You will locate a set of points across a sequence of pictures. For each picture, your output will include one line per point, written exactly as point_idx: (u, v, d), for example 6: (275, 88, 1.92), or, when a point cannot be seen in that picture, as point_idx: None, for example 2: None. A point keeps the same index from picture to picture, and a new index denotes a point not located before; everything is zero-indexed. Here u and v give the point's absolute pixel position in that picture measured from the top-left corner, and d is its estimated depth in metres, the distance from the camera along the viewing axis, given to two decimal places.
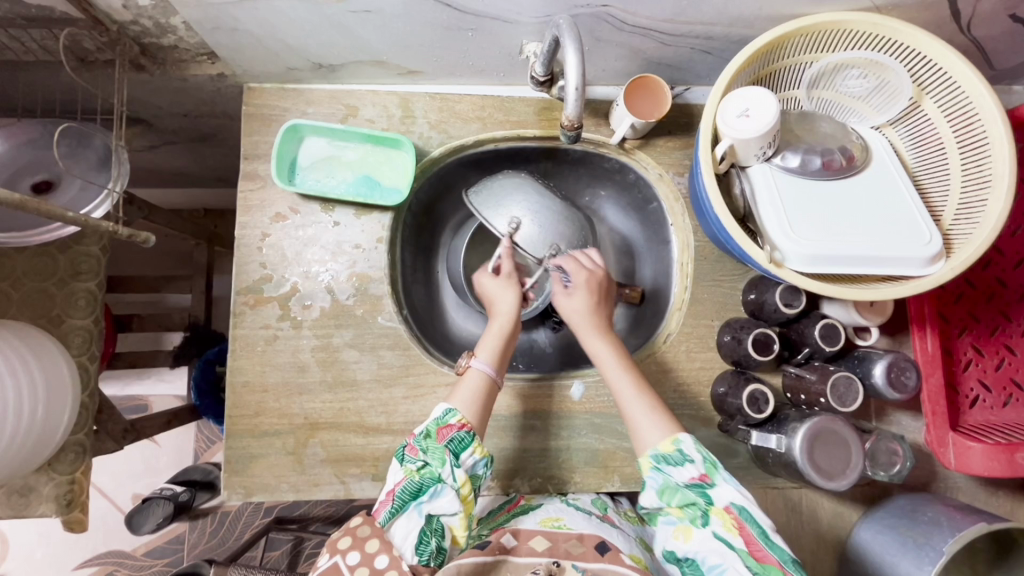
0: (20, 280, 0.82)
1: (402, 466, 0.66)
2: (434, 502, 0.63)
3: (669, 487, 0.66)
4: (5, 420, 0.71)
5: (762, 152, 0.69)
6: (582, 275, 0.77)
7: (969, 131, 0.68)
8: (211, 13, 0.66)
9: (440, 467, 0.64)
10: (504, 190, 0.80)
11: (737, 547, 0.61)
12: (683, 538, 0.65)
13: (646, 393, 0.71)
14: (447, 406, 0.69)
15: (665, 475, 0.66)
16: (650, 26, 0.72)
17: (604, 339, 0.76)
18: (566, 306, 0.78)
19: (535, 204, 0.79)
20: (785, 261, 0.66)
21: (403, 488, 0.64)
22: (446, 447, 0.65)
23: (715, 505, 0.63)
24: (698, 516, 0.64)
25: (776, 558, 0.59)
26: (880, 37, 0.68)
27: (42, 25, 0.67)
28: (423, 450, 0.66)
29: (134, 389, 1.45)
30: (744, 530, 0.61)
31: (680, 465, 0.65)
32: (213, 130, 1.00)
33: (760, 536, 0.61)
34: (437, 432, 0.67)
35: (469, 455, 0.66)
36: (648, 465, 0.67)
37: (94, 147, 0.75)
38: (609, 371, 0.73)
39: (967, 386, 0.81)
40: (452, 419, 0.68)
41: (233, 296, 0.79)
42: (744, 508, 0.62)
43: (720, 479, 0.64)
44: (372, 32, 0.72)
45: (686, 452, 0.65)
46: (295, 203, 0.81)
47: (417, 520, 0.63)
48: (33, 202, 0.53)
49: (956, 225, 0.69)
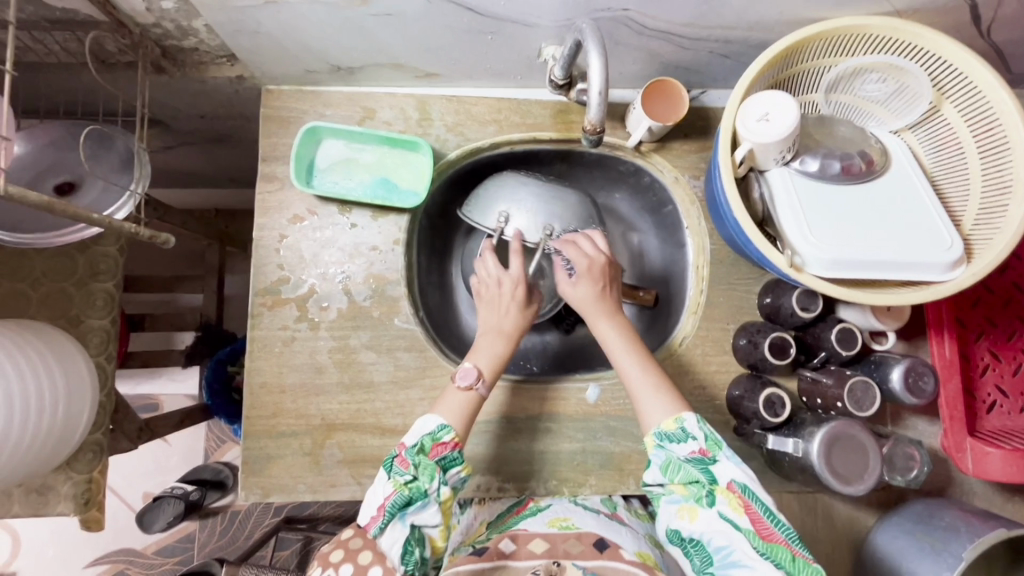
0: (39, 280, 0.83)
1: (389, 479, 0.65)
2: (419, 514, 0.64)
3: (672, 464, 0.66)
4: (27, 420, 0.71)
5: (781, 156, 0.69)
6: (583, 262, 0.77)
7: (989, 136, 0.68)
8: (234, 16, 0.66)
9: (428, 483, 0.65)
10: (489, 191, 0.85)
11: (743, 527, 0.61)
12: (687, 517, 0.64)
13: (653, 375, 0.71)
14: (441, 422, 0.68)
15: (668, 452, 0.66)
16: (670, 30, 0.72)
17: (614, 325, 0.75)
18: (573, 295, 0.77)
19: (524, 195, 0.83)
20: (805, 265, 0.66)
21: (392, 502, 0.63)
22: (437, 464, 0.66)
23: (719, 485, 0.63)
24: (703, 495, 0.64)
25: (781, 536, 0.60)
26: (901, 41, 0.68)
27: (66, 28, 0.68)
28: (414, 464, 0.65)
29: (145, 388, 1.46)
30: (749, 508, 0.61)
31: (682, 441, 0.66)
32: (229, 131, 1.01)
33: (765, 514, 0.61)
34: (427, 448, 0.67)
35: (456, 472, 0.67)
36: (653, 443, 0.67)
37: (115, 149, 0.76)
38: (620, 357, 0.73)
39: (984, 391, 0.81)
40: (446, 436, 0.67)
41: (251, 297, 0.79)
42: (747, 486, 0.62)
43: (722, 457, 0.64)
44: (392, 35, 0.72)
45: (689, 429, 0.66)
46: (313, 204, 0.81)
47: (401, 530, 0.63)
48: (60, 205, 0.53)
49: (977, 230, 0.68)
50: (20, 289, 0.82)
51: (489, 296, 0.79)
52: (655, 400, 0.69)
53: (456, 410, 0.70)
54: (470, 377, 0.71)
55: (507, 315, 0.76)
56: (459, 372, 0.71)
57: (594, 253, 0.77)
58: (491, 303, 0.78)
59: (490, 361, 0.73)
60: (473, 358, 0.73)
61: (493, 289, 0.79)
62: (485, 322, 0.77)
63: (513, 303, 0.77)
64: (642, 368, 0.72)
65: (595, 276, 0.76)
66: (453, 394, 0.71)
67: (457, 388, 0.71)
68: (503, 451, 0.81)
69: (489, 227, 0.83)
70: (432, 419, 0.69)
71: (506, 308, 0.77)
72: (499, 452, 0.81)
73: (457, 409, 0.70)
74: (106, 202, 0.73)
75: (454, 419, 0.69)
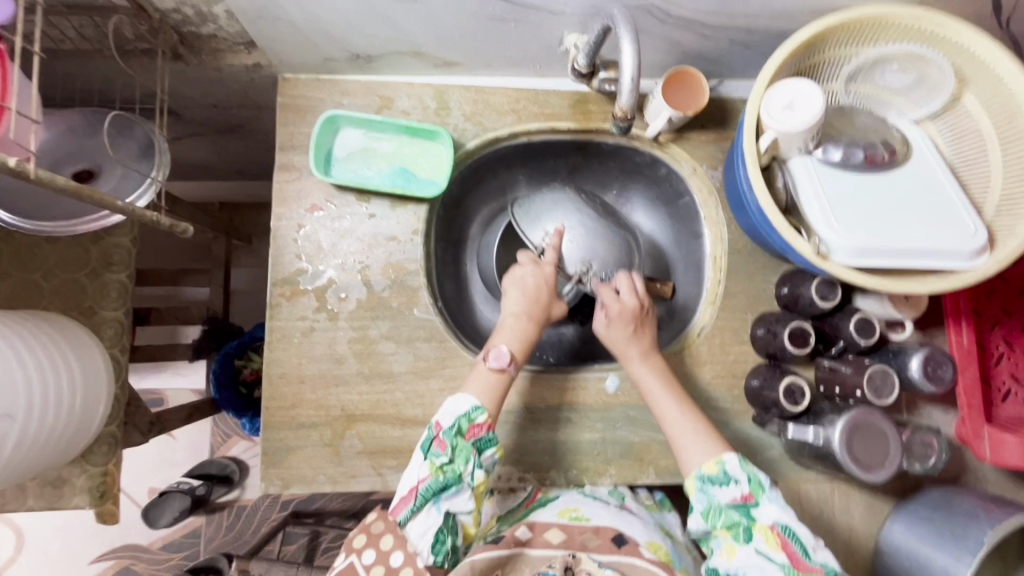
0: (52, 271, 0.82)
1: (426, 461, 0.65)
2: (453, 500, 0.65)
3: (713, 509, 0.67)
4: (48, 411, 0.71)
5: (805, 145, 0.70)
6: (617, 308, 0.79)
7: (1011, 125, 0.68)
8: (256, 2, 0.66)
9: (463, 466, 0.65)
10: (545, 207, 0.94)
11: (779, 561, 0.62)
12: (726, 555, 0.65)
13: (693, 414, 0.73)
14: (475, 402, 0.68)
15: (709, 496, 0.67)
16: (693, 18, 0.72)
17: (649, 363, 0.76)
18: (606, 335, 0.79)
19: (575, 223, 0.92)
20: (831, 253, 0.67)
21: (427, 487, 0.64)
22: (472, 446, 0.66)
23: (759, 523, 0.65)
24: (741, 532, 0.65)
25: (819, 570, 0.61)
26: (924, 30, 0.68)
27: (83, 13, 0.67)
28: (451, 446, 0.66)
29: (150, 382, 1.44)
30: (788, 546, 0.63)
31: (724, 485, 0.67)
32: (240, 122, 1.00)
33: (804, 552, 0.62)
34: (465, 429, 0.67)
35: (490, 454, 0.67)
36: (695, 487, 0.68)
37: (135, 137, 0.76)
38: (657, 396, 0.75)
39: (999, 380, 0.82)
40: (481, 417, 0.67)
41: (269, 288, 0.78)
42: (788, 526, 0.63)
43: (765, 500, 0.65)
44: (415, 22, 0.71)
45: (731, 472, 0.67)
46: (331, 194, 0.80)
47: (436, 518, 0.64)
48: (87, 191, 0.52)
49: (999, 217, 0.69)
50: (33, 280, 0.81)
51: (524, 284, 0.80)
52: (692, 438, 0.71)
53: (489, 388, 0.70)
54: (502, 359, 0.72)
55: (540, 303, 0.79)
56: (493, 352, 0.71)
57: (629, 296, 0.80)
58: (525, 292, 0.79)
59: (519, 345, 0.75)
60: (502, 341, 0.74)
61: (530, 280, 0.80)
62: (516, 302, 0.78)
63: (548, 292, 0.80)
64: (681, 407, 0.73)
65: (625, 320, 0.78)
66: (485, 372, 0.71)
67: (488, 368, 0.71)
68: (523, 440, 0.81)
69: (536, 245, 0.92)
70: (467, 399, 0.68)
71: (542, 296, 0.79)
72: (520, 441, 0.81)
73: (488, 387, 0.70)
74: (127, 189, 0.73)
75: (486, 399, 0.69)
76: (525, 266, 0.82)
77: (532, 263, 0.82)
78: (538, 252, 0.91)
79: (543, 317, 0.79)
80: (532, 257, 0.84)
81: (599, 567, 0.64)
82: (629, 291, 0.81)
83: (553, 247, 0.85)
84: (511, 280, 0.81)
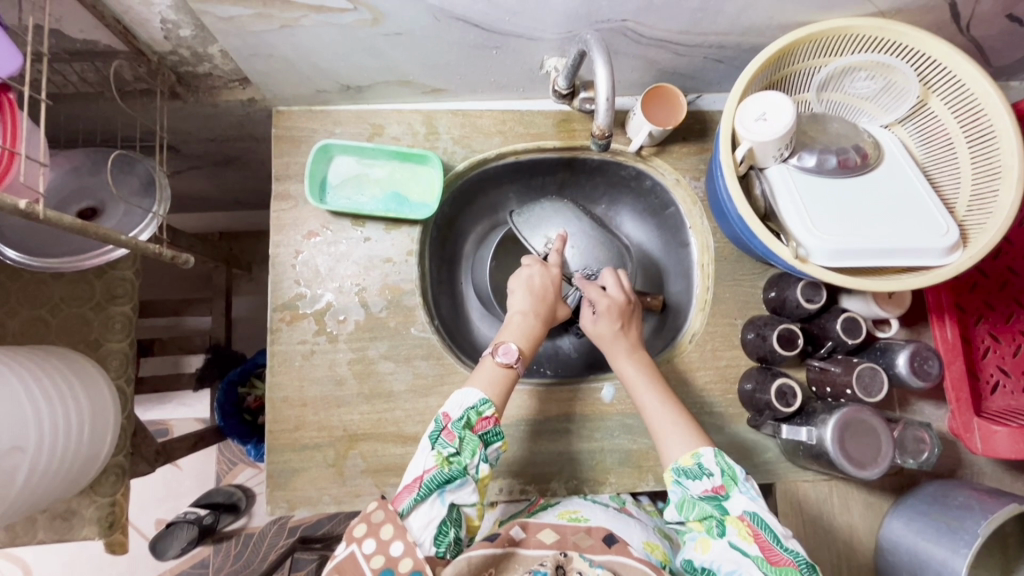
0: (58, 306, 0.84)
1: (433, 451, 0.66)
2: (458, 492, 0.65)
3: (687, 501, 0.66)
4: (55, 442, 0.72)
5: (780, 153, 0.72)
6: (605, 302, 0.83)
7: (976, 125, 0.71)
8: (249, 41, 0.69)
9: (470, 458, 0.66)
10: (547, 215, 0.98)
11: (753, 554, 0.61)
12: (700, 549, 0.64)
13: (674, 408, 0.74)
14: (483, 396, 0.69)
15: (684, 489, 0.67)
16: (667, 38, 0.76)
17: (632, 359, 0.79)
18: (593, 331, 0.82)
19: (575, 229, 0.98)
20: (810, 256, 0.69)
21: (432, 477, 0.64)
22: (479, 439, 0.67)
23: (731, 515, 0.64)
24: (715, 526, 0.64)
25: (791, 561, 0.59)
26: (888, 40, 0.71)
27: (85, 58, 0.71)
28: (459, 437, 0.67)
29: (155, 413, 1.46)
30: (759, 537, 0.61)
31: (698, 478, 0.67)
32: (238, 154, 1.03)
33: (775, 541, 0.61)
34: (473, 422, 0.68)
35: (496, 448, 0.69)
36: (671, 479, 0.68)
37: (136, 173, 0.79)
38: (643, 391, 0.76)
39: (987, 372, 0.83)
40: (489, 411, 0.69)
41: (270, 313, 0.81)
42: (757, 515, 0.63)
43: (737, 491, 0.65)
44: (401, 53, 0.75)
45: (704, 465, 0.67)
46: (327, 220, 0.83)
47: (440, 509, 0.64)
48: (93, 228, 0.55)
49: (970, 215, 0.72)
50: (39, 315, 0.83)
51: (530, 283, 0.83)
52: (672, 431, 0.72)
53: (496, 383, 0.72)
54: (512, 355, 0.74)
55: (546, 302, 0.81)
56: (503, 347, 0.73)
57: (614, 293, 0.85)
58: (531, 292, 0.81)
59: (527, 341, 0.77)
60: (509, 339, 0.76)
61: (536, 280, 0.83)
62: (523, 302, 0.80)
63: (553, 293, 0.83)
64: (662, 401, 0.75)
65: (612, 316, 0.82)
66: (492, 366, 0.73)
67: (496, 362, 0.73)
68: (523, 452, 0.82)
69: (538, 250, 0.96)
70: (473, 393, 0.70)
71: (548, 296, 0.82)
72: (522, 454, 0.82)
73: (495, 380, 0.72)
74: (130, 224, 0.76)
75: (492, 393, 0.71)
76: (533, 270, 0.84)
77: (538, 264, 0.85)
78: (540, 255, 0.95)
79: (549, 315, 0.81)
80: (538, 259, 0.87)
81: (590, 566, 0.61)
82: (615, 286, 0.86)
83: (557, 251, 0.88)
84: (519, 280, 0.84)
